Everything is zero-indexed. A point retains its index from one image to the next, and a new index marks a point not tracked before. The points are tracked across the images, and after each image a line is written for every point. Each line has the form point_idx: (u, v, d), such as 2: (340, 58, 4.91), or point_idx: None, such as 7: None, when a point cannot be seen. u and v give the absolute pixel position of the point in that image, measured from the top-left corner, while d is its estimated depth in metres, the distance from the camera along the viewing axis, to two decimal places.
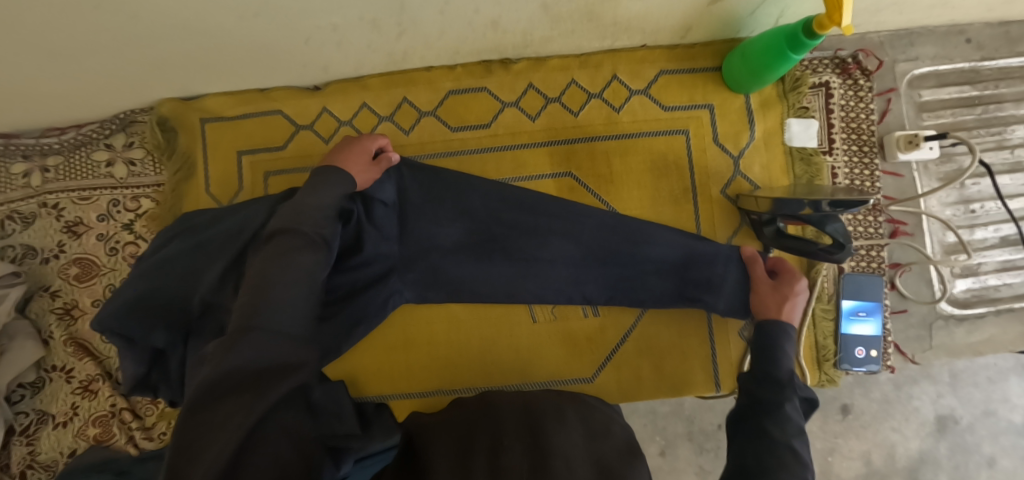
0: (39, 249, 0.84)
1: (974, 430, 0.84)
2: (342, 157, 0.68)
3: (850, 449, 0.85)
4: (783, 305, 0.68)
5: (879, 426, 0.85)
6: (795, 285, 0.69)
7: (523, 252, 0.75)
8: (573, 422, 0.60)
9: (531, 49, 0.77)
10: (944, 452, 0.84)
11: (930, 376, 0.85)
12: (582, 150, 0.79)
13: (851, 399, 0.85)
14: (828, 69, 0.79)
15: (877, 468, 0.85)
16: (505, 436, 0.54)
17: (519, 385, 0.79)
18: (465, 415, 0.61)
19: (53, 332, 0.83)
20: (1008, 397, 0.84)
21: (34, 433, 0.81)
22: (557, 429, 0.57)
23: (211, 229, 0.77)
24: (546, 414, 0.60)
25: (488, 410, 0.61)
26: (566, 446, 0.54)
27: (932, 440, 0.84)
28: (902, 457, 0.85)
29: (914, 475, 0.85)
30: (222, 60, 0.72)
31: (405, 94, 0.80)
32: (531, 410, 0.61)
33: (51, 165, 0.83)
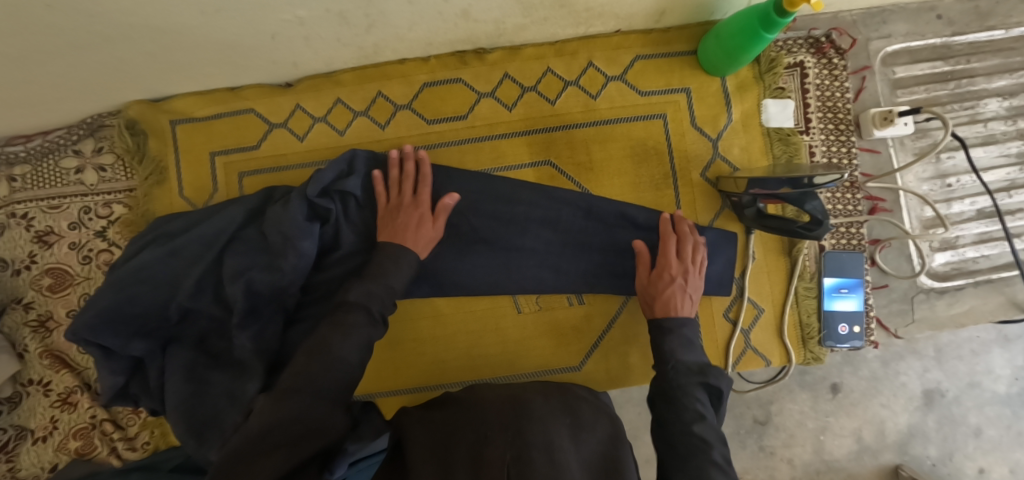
0: (9, 260, 0.81)
1: (961, 402, 0.85)
2: (399, 233, 0.71)
3: (841, 427, 0.86)
4: (654, 302, 0.71)
5: (868, 402, 0.86)
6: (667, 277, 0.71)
7: (503, 242, 0.75)
8: (556, 413, 0.60)
9: (504, 38, 0.76)
10: (931, 425, 0.85)
11: (916, 352, 0.86)
12: (561, 138, 0.79)
13: (840, 378, 0.86)
14: (803, 49, 0.79)
15: (869, 445, 0.86)
16: (488, 429, 0.55)
17: (508, 377, 0.79)
18: (441, 417, 0.59)
19: (27, 345, 0.80)
20: (991, 368, 0.86)
21: (14, 449, 0.80)
22: (544, 423, 0.57)
23: (185, 233, 0.76)
24: (534, 407, 0.60)
25: (466, 410, 0.59)
26: (550, 444, 0.54)
27: (919, 413, 0.85)
28: (891, 432, 0.86)
29: (904, 449, 0.86)
30: (189, 58, 0.70)
31: (380, 89, 0.79)
32: (514, 402, 0.60)
33: (18, 174, 0.82)
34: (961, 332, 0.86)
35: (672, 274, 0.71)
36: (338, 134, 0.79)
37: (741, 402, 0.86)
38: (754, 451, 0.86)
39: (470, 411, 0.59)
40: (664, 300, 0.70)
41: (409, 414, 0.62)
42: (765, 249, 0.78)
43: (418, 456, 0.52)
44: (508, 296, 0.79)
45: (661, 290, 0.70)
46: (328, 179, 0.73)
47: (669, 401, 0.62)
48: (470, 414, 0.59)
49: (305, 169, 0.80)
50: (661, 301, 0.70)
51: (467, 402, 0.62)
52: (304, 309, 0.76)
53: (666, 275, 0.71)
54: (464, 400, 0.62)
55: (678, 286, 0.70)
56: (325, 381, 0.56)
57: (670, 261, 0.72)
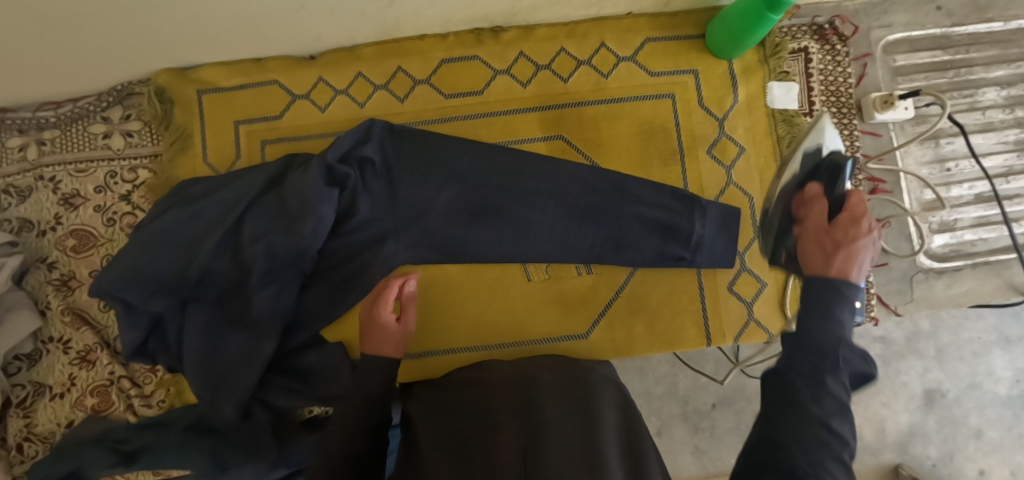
0: (36, 222, 0.84)
1: (961, 403, 0.87)
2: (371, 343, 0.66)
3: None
4: (832, 260, 0.52)
5: (868, 402, 0.87)
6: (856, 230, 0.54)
7: (512, 213, 0.77)
8: (563, 390, 0.58)
9: (519, 17, 0.79)
10: (932, 425, 0.87)
11: (917, 351, 0.86)
12: (571, 115, 0.81)
13: None
14: (807, 35, 0.82)
15: (869, 444, 0.87)
16: (501, 417, 0.55)
17: (514, 344, 0.81)
18: (458, 414, 0.58)
19: (50, 302, 0.83)
20: (993, 370, 0.87)
21: (31, 405, 0.82)
22: (560, 404, 0.55)
23: (208, 197, 0.77)
24: (542, 385, 0.58)
25: (479, 398, 0.60)
26: (562, 418, 0.52)
27: (920, 413, 0.87)
28: (892, 431, 0.87)
29: (904, 449, 0.87)
30: (217, 28, 0.73)
31: (399, 64, 0.82)
32: (522, 386, 0.59)
33: (48, 138, 0.85)
34: (963, 334, 0.87)
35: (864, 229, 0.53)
36: (358, 106, 0.82)
37: None
38: None
39: (482, 401, 0.59)
40: (850, 257, 0.51)
41: (416, 408, 0.63)
42: None
43: (432, 459, 0.52)
44: (519, 264, 0.81)
45: (847, 242, 0.53)
46: (347, 146, 0.75)
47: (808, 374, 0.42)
48: (481, 401, 0.59)
49: (323, 138, 0.82)
50: (840, 255, 0.52)
51: (473, 389, 0.62)
52: (317, 273, 0.79)
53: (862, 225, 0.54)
54: (475, 388, 0.62)
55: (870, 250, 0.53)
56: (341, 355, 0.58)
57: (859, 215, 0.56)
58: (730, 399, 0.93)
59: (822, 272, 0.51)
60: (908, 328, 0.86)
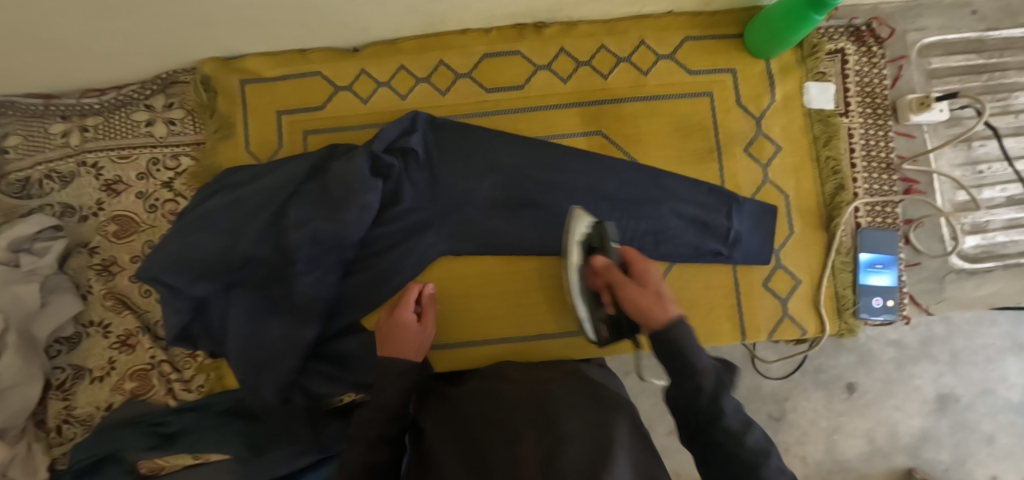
0: (77, 207, 0.85)
1: (974, 409, 0.89)
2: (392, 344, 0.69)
3: (854, 427, 0.90)
4: (661, 308, 0.54)
5: (882, 405, 0.90)
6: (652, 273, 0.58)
7: (550, 206, 0.78)
8: (580, 400, 0.57)
9: (563, 13, 0.80)
10: (944, 429, 0.89)
11: (931, 356, 0.89)
12: (610, 111, 0.82)
13: (856, 379, 0.90)
14: (843, 37, 0.84)
15: (881, 447, 0.89)
16: (520, 429, 0.52)
17: (543, 337, 0.82)
18: (472, 427, 0.56)
19: (92, 286, 0.84)
20: (1006, 376, 0.89)
21: (70, 388, 0.83)
22: (579, 414, 0.54)
23: (251, 185, 0.78)
24: (558, 397, 0.58)
25: (494, 404, 0.59)
26: (580, 429, 0.51)
27: (933, 418, 0.89)
28: (905, 435, 0.89)
29: (916, 454, 0.89)
30: (266, 17, 0.74)
31: (441, 58, 0.83)
32: (537, 395, 0.58)
33: (90, 125, 0.86)
34: (977, 340, 0.89)
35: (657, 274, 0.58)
36: (400, 98, 0.83)
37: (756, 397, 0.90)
38: None
39: (497, 411, 0.57)
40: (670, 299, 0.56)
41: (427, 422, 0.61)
42: (803, 222, 0.81)
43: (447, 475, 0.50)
44: (557, 258, 0.81)
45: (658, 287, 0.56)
46: (391, 137, 0.77)
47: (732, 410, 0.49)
48: (498, 412, 0.57)
49: (365, 129, 0.83)
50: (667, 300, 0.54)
51: (487, 400, 0.60)
52: (357, 262, 0.79)
53: (651, 267, 0.59)
54: (489, 396, 0.61)
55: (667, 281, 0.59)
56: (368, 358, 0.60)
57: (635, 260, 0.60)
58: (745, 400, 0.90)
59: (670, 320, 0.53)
60: (923, 331, 0.89)
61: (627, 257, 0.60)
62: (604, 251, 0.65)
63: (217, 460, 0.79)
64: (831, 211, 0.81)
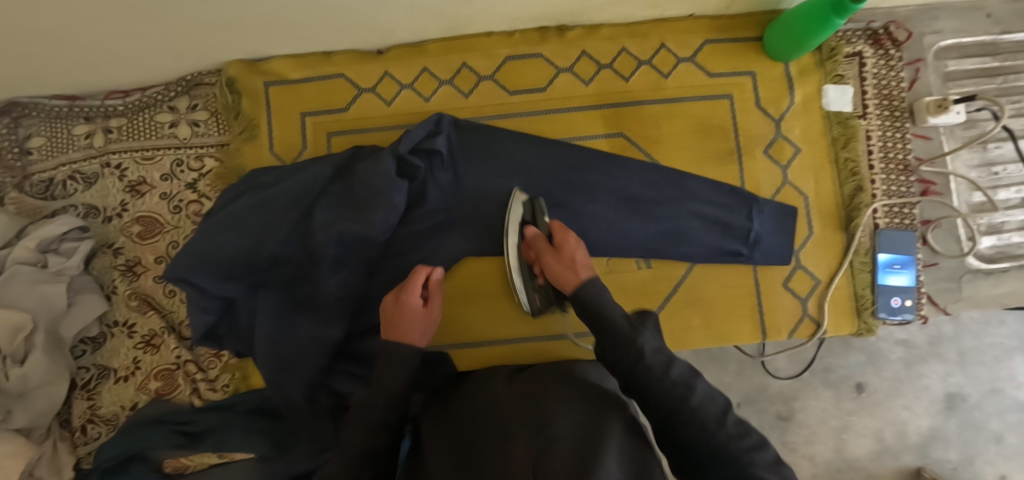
0: (101, 208, 0.86)
1: (982, 408, 0.90)
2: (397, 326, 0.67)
3: (863, 427, 0.91)
4: (572, 269, 0.66)
5: (891, 404, 0.91)
6: (569, 240, 0.69)
7: (574, 206, 0.79)
8: (574, 395, 0.58)
9: (586, 17, 0.81)
10: (953, 429, 0.90)
11: (939, 355, 0.91)
12: (632, 113, 0.83)
13: (865, 378, 0.91)
14: (861, 40, 0.85)
15: (889, 446, 0.90)
16: (511, 427, 0.53)
17: (547, 337, 0.83)
18: (468, 427, 0.58)
19: (116, 286, 0.84)
20: (1014, 375, 0.90)
21: (95, 388, 0.83)
22: (572, 411, 0.55)
23: (277, 186, 0.79)
24: (552, 391, 0.58)
25: (490, 400, 0.59)
26: (571, 427, 0.52)
27: (941, 417, 0.90)
28: (914, 434, 0.90)
29: (925, 452, 0.90)
30: (295, 20, 0.75)
31: (464, 60, 0.84)
32: (531, 391, 0.59)
33: (113, 126, 0.87)
34: (985, 339, 0.91)
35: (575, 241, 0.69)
36: (423, 100, 0.84)
37: (766, 396, 0.91)
38: (777, 446, 0.91)
39: (491, 408, 0.58)
40: (582, 260, 0.67)
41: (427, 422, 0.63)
42: (822, 223, 0.82)
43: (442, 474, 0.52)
44: None
45: (572, 252, 0.68)
46: (418, 137, 0.77)
47: (650, 352, 0.56)
48: (492, 410, 0.58)
49: (389, 131, 0.84)
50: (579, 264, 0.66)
51: (483, 398, 0.61)
52: (382, 262, 0.80)
53: (571, 236, 0.70)
54: (485, 393, 0.62)
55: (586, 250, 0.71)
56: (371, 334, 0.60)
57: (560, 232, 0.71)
58: (754, 399, 0.91)
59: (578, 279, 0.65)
60: (931, 332, 0.91)
61: (552, 229, 0.72)
62: (536, 224, 0.76)
63: (239, 459, 0.79)
64: (850, 212, 0.82)
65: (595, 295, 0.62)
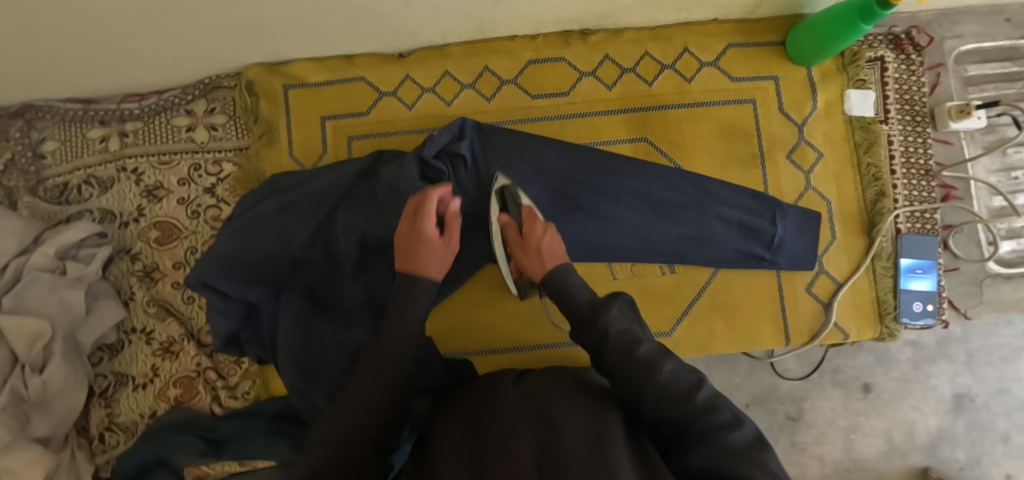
0: (118, 213, 0.85)
1: (989, 408, 0.90)
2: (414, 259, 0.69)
3: (871, 427, 0.91)
4: (541, 257, 0.72)
5: (899, 404, 0.91)
6: (540, 230, 0.73)
7: (598, 210, 0.78)
8: (575, 391, 0.54)
9: (611, 20, 0.81)
10: (960, 429, 0.90)
11: (948, 356, 0.91)
12: (656, 117, 0.83)
13: (872, 379, 0.92)
14: (883, 44, 0.85)
15: (898, 446, 0.90)
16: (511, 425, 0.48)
17: (547, 346, 0.82)
18: (463, 431, 0.53)
19: (134, 293, 0.83)
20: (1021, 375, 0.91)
21: (113, 395, 0.82)
22: (573, 406, 0.51)
23: (299, 190, 0.78)
24: (550, 390, 0.54)
25: (486, 402, 0.56)
26: (574, 421, 0.48)
27: (949, 417, 0.90)
28: (922, 434, 0.90)
29: (933, 453, 0.90)
30: (320, 23, 0.74)
31: (486, 63, 0.83)
32: (528, 390, 0.55)
33: (130, 130, 0.85)
34: (992, 340, 0.91)
35: (543, 229, 0.73)
36: (445, 104, 0.84)
37: (775, 397, 0.91)
38: (786, 447, 0.91)
39: (486, 409, 0.54)
40: (549, 248, 0.72)
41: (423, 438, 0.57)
42: (845, 228, 0.82)
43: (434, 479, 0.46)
44: (604, 263, 0.81)
45: (541, 240, 0.73)
46: (442, 142, 0.77)
47: (616, 331, 0.58)
48: (488, 412, 0.53)
49: (410, 135, 0.83)
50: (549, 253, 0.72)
51: (477, 401, 0.57)
52: None
53: (540, 223, 0.74)
54: (479, 397, 0.58)
55: (555, 234, 0.74)
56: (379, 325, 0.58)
57: (530, 219, 0.74)
58: (764, 399, 0.91)
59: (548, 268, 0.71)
60: (939, 334, 0.91)
61: (523, 214, 0.75)
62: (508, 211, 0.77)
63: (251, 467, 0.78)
64: (873, 217, 0.82)
65: (562, 280, 0.69)
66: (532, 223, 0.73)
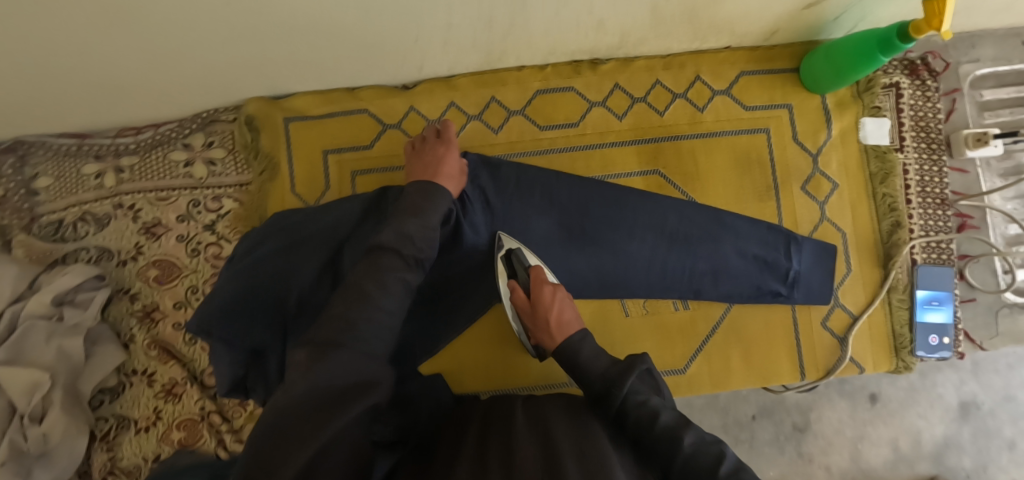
0: (115, 251, 0.82)
1: (995, 415, 0.90)
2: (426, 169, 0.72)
3: (878, 436, 0.90)
4: (551, 329, 0.70)
5: (905, 413, 0.90)
6: (548, 299, 0.71)
7: (611, 244, 0.77)
8: (572, 408, 0.56)
9: (622, 50, 0.78)
10: (966, 436, 0.90)
11: (954, 365, 0.91)
12: (668, 148, 0.81)
13: (879, 389, 0.91)
14: (898, 70, 0.83)
15: (905, 455, 0.90)
16: (512, 432, 0.50)
17: (542, 387, 0.81)
18: (459, 437, 0.53)
19: (134, 335, 0.81)
20: None
21: (114, 439, 0.80)
22: (570, 426, 0.52)
23: (307, 227, 0.76)
24: (550, 405, 0.56)
25: (488, 415, 0.55)
26: (572, 435, 0.50)
27: (955, 425, 0.90)
28: (928, 442, 0.90)
29: (939, 461, 0.90)
30: (324, 57, 0.71)
31: (493, 94, 0.81)
32: (530, 404, 0.57)
33: (125, 165, 0.82)
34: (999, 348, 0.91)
35: (552, 297, 0.71)
36: None
37: (782, 408, 0.90)
38: (793, 457, 0.90)
39: (487, 420, 0.54)
40: (557, 317, 0.70)
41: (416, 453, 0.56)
42: (860, 260, 0.81)
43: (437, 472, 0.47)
44: (617, 299, 0.80)
45: (550, 310, 0.70)
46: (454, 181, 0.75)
47: (635, 403, 0.56)
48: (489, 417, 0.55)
49: None
50: (558, 326, 0.69)
51: (477, 412, 0.59)
52: (416, 309, 0.76)
53: (548, 288, 0.72)
54: (481, 408, 0.59)
55: (565, 300, 0.72)
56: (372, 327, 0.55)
57: (539, 286, 0.72)
58: (771, 410, 0.90)
59: (559, 340, 0.69)
60: None
61: (531, 278, 0.73)
62: (517, 277, 0.75)
63: None
64: (889, 249, 0.81)
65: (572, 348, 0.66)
66: (541, 293, 0.71)
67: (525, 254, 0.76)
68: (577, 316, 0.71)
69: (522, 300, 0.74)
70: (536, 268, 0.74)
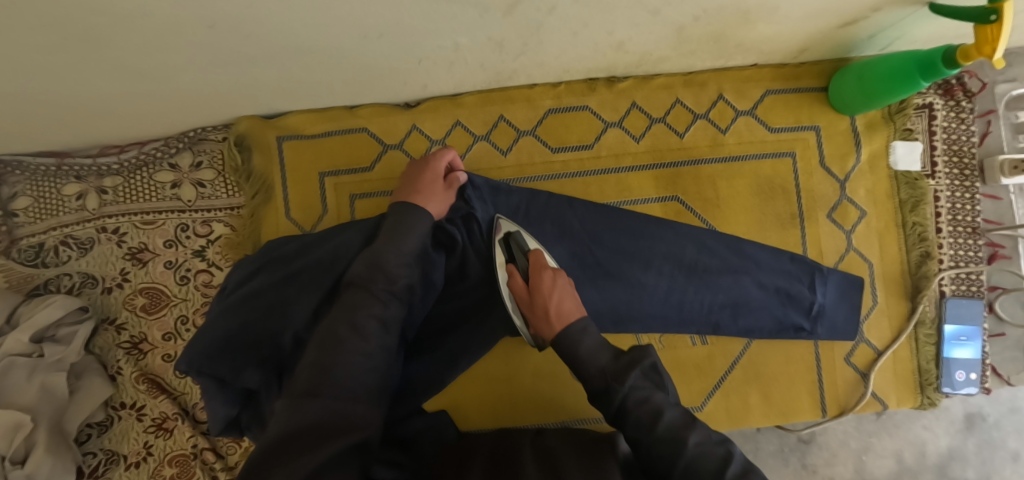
0: (100, 278, 0.78)
1: (1000, 427, 0.82)
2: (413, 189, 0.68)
3: (883, 447, 0.82)
4: (549, 315, 0.63)
5: (911, 424, 0.82)
6: (548, 283, 0.65)
7: (627, 276, 0.72)
8: (580, 443, 0.56)
9: (641, 68, 0.73)
10: (971, 448, 0.82)
11: None
12: (687, 173, 0.76)
13: None
14: (932, 90, 0.78)
15: (909, 466, 0.82)
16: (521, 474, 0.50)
17: (551, 424, 0.76)
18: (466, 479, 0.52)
19: (121, 367, 0.77)
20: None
21: (103, 475, 0.75)
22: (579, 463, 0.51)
23: (304, 258, 0.71)
24: (559, 444, 0.56)
25: (496, 458, 0.55)
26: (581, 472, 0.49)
27: (960, 436, 0.82)
28: (932, 454, 0.82)
29: (943, 473, 0.82)
30: (320, 80, 0.66)
31: (501, 112, 0.76)
32: (541, 446, 0.56)
33: (109, 186, 0.77)
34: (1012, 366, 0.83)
35: (552, 283, 0.65)
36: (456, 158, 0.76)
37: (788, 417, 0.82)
38: (796, 469, 0.82)
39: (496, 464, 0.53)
40: (557, 306, 0.63)
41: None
42: (887, 292, 0.77)
43: None
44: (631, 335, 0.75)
45: (549, 297, 0.64)
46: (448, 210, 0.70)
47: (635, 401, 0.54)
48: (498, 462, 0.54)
49: None
50: (557, 314, 0.63)
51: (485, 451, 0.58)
52: (421, 346, 0.72)
53: (547, 275, 0.66)
54: (489, 449, 0.58)
55: (566, 288, 0.66)
56: (351, 366, 0.53)
57: (538, 270, 0.67)
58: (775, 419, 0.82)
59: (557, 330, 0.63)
60: None
61: (531, 264, 0.68)
62: (515, 262, 0.69)
63: None
64: (917, 281, 0.77)
65: (571, 347, 0.60)
66: (541, 276, 0.66)
67: (525, 237, 0.71)
68: (579, 306, 0.65)
69: (519, 286, 0.68)
70: (536, 252, 0.69)
